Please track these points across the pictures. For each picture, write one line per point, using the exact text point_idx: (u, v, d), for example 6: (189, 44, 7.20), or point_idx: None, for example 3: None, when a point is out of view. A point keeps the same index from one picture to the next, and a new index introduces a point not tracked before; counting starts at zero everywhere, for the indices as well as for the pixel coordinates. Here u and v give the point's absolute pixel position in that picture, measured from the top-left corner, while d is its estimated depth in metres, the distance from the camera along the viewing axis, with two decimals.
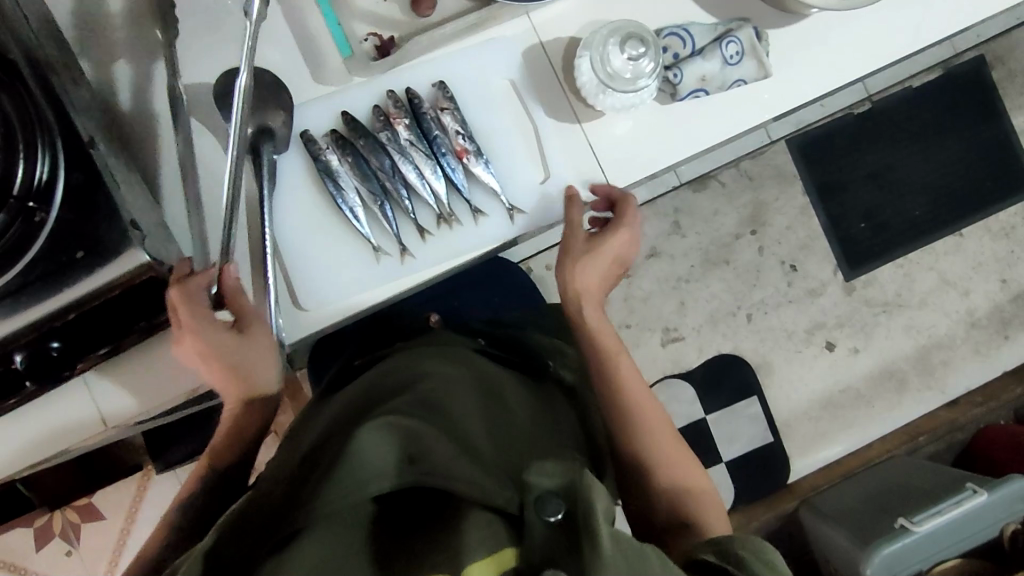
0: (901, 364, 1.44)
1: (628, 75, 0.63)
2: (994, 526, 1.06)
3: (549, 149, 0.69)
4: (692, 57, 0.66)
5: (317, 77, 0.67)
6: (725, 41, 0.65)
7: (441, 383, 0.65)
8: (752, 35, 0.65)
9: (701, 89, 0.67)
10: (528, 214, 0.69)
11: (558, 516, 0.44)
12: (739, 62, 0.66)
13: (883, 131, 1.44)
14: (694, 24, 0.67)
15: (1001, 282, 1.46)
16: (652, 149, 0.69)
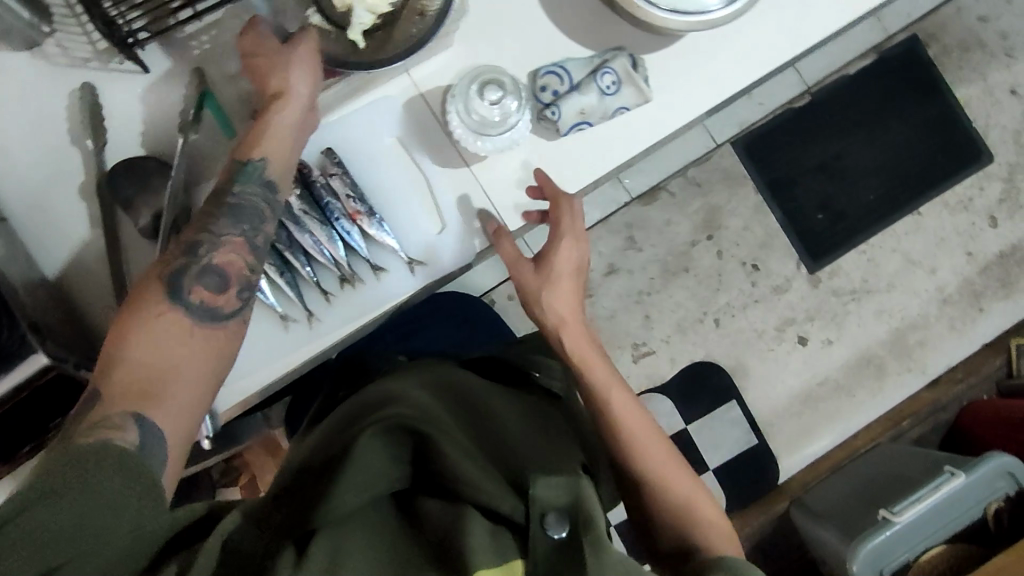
0: (878, 350, 1.42)
1: (497, 118, 0.68)
2: (977, 507, 1.04)
3: (441, 198, 0.72)
4: (569, 92, 0.69)
5: (210, 160, 0.71)
6: (600, 72, 0.69)
7: (429, 395, 0.65)
8: (627, 64, 0.69)
9: (583, 121, 0.70)
10: (429, 264, 0.73)
11: (562, 535, 0.46)
12: (617, 91, 0.69)
13: (826, 121, 1.44)
14: (570, 60, 0.71)
15: (968, 255, 1.45)
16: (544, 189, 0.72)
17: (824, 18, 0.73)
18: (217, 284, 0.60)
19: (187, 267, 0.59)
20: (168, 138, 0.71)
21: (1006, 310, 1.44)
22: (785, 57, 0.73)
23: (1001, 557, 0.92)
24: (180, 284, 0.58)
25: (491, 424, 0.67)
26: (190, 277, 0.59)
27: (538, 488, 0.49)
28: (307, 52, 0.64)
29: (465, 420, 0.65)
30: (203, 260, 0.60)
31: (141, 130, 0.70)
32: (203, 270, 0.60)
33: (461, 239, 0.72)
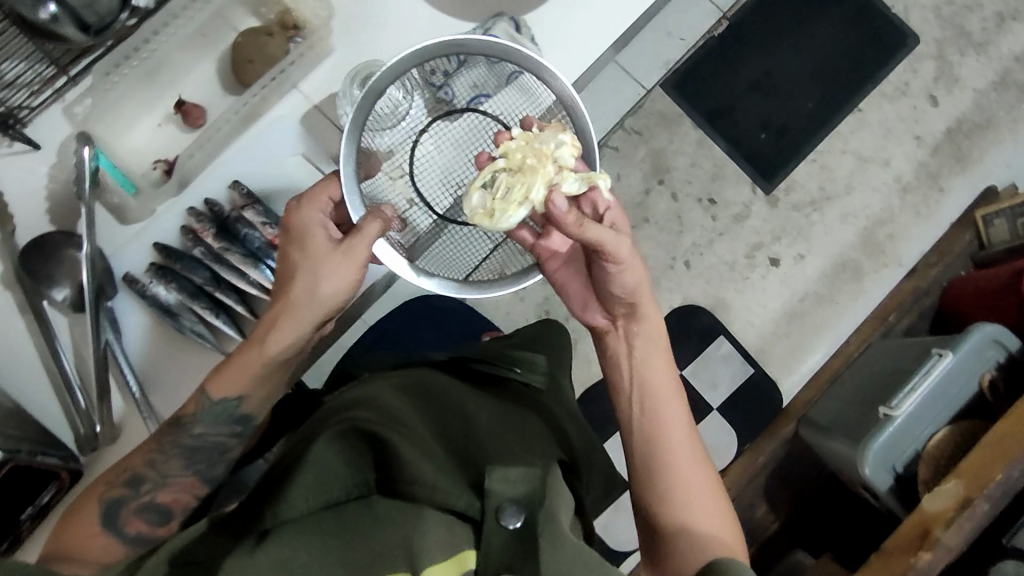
0: (851, 253, 1.43)
1: (388, 111, 0.74)
2: (970, 383, 1.04)
3: None
4: (460, 71, 0.73)
5: (124, 219, 0.75)
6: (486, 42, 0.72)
7: (391, 392, 0.65)
8: (508, 29, 0.71)
9: (478, 95, 0.75)
10: None
11: (517, 526, 0.47)
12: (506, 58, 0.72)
13: (748, 41, 1.43)
14: (454, 38, 0.74)
15: (917, 139, 1.45)
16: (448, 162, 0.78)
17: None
18: (157, 518, 0.66)
19: (129, 497, 0.65)
20: (74, 209, 0.74)
21: (964, 184, 1.45)
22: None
23: (997, 427, 0.86)
24: (118, 514, 0.64)
25: (462, 411, 0.67)
26: (129, 511, 0.64)
27: (493, 480, 0.49)
28: (345, 264, 0.66)
29: (433, 413, 0.65)
30: (149, 490, 0.66)
31: (46, 208, 0.73)
32: (144, 505, 0.65)
33: None
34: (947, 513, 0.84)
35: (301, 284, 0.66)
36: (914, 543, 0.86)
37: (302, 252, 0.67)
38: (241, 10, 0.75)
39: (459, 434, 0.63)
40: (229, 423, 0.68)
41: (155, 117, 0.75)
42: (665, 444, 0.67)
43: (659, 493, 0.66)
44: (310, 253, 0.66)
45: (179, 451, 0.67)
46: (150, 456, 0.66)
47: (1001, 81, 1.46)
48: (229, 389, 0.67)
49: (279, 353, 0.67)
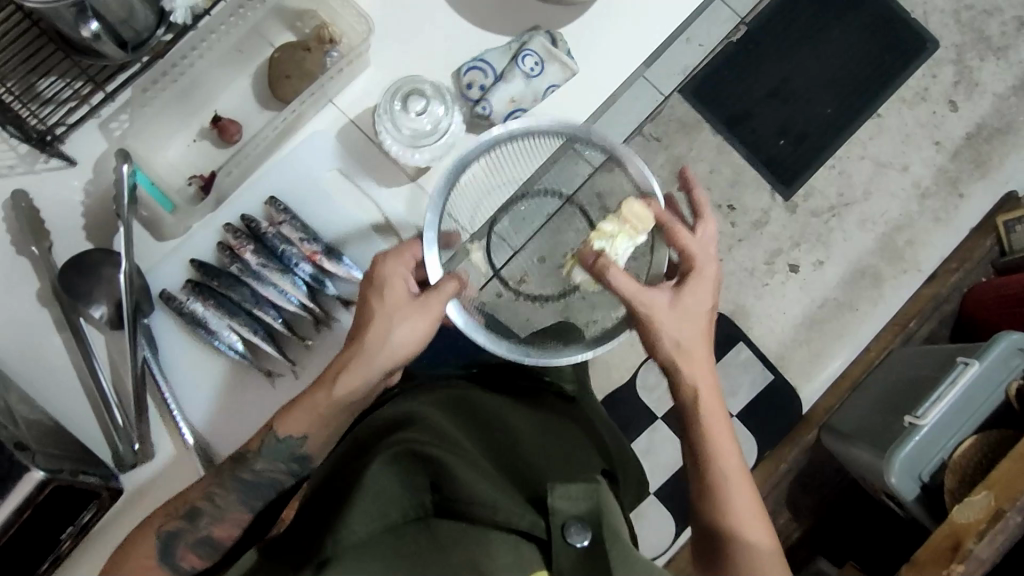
0: (871, 260, 1.43)
1: (428, 127, 0.73)
2: (997, 391, 1.04)
3: (390, 213, 0.78)
4: (496, 83, 0.74)
5: (160, 236, 0.77)
6: (522, 56, 0.73)
7: (435, 410, 0.65)
8: (544, 44, 0.73)
9: (515, 108, 0.75)
10: None
11: (584, 543, 0.48)
12: (542, 70, 0.74)
13: (766, 47, 1.43)
14: (488, 51, 0.75)
15: (936, 144, 1.45)
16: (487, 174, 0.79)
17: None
18: (209, 550, 0.70)
19: (186, 530, 0.69)
20: (111, 225, 0.75)
21: (983, 190, 1.44)
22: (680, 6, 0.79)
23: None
24: (175, 547, 0.69)
25: (503, 428, 0.68)
26: (186, 544, 0.69)
27: (555, 498, 0.50)
28: (421, 319, 0.68)
29: (477, 430, 0.66)
30: (205, 523, 0.70)
31: (84, 225, 0.75)
32: (199, 538, 0.70)
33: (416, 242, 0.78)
34: (979, 524, 0.85)
35: (377, 332, 0.68)
36: (946, 554, 0.86)
37: (380, 303, 0.68)
38: (277, 25, 0.76)
39: (506, 451, 0.64)
40: (287, 461, 0.71)
41: (189, 134, 0.77)
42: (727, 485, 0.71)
43: (718, 510, 0.71)
44: (389, 305, 0.68)
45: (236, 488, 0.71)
46: (207, 493, 0.70)
47: (1020, 86, 1.46)
48: (295, 428, 0.69)
49: (347, 397, 0.69)
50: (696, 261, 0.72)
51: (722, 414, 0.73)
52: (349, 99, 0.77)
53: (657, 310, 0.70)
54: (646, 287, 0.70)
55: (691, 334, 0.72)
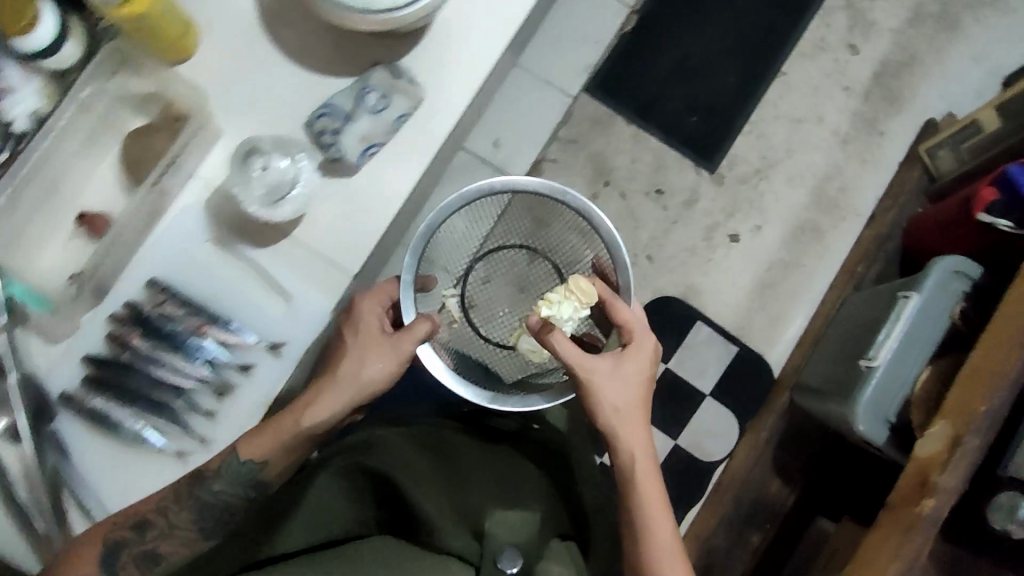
0: (807, 214, 1.44)
1: (287, 179, 0.83)
2: (943, 316, 1.03)
3: (272, 275, 0.88)
4: (345, 125, 0.82)
5: (50, 338, 0.85)
6: (364, 95, 0.83)
7: (393, 445, 0.94)
8: (381, 81, 0.83)
9: (368, 144, 0.83)
10: (288, 344, 0.88)
11: None
12: (385, 103, 0.83)
13: (660, 30, 1.45)
14: (336, 96, 0.84)
15: (845, 90, 1.47)
16: (360, 206, 0.86)
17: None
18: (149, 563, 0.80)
19: (130, 541, 0.78)
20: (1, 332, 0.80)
21: (903, 125, 1.46)
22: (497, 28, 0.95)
23: (973, 362, 0.86)
24: (117, 557, 0.78)
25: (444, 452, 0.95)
26: (129, 554, 0.78)
27: None
28: (389, 354, 0.81)
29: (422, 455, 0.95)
30: (153, 537, 0.80)
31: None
32: (146, 550, 0.79)
33: (303, 303, 0.88)
34: (941, 455, 0.82)
35: (351, 363, 0.81)
36: (915, 492, 0.82)
37: (356, 337, 0.82)
38: (125, 112, 0.87)
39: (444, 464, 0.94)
40: (247, 484, 0.81)
41: (65, 233, 0.86)
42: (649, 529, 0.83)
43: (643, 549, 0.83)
44: (363, 339, 0.81)
45: (192, 501, 0.81)
46: (162, 506, 0.80)
47: (915, 17, 1.48)
48: (260, 452, 0.80)
49: (316, 426, 0.80)
50: (632, 333, 0.88)
51: (652, 470, 0.85)
52: (206, 162, 0.87)
53: (598, 372, 0.85)
54: (590, 355, 0.85)
55: (627, 395, 0.86)
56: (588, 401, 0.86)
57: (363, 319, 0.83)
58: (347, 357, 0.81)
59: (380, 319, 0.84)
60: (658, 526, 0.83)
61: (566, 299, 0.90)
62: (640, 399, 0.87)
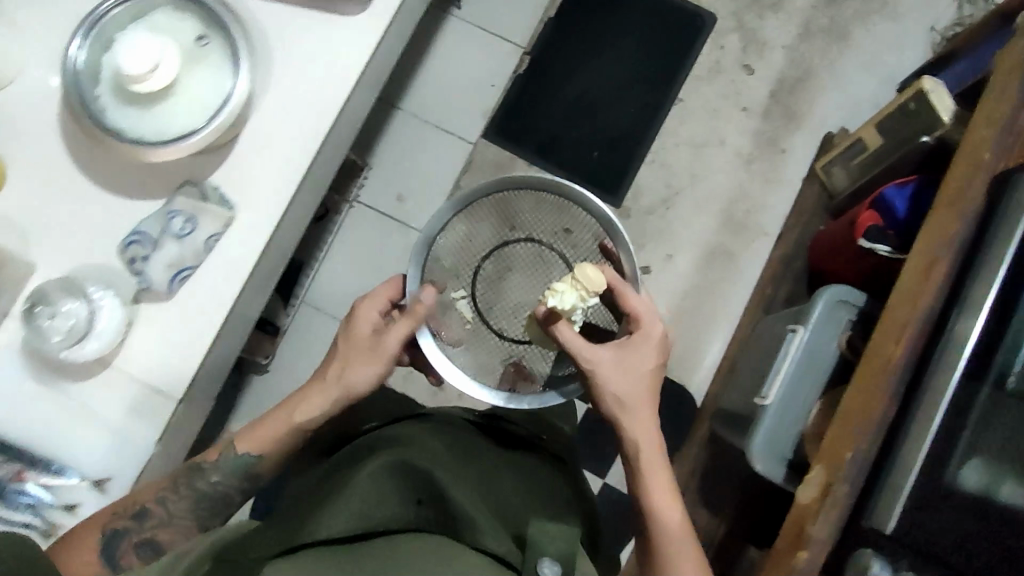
0: (717, 239, 1.44)
1: (83, 318, 0.83)
2: (832, 348, 1.03)
3: (98, 409, 0.85)
4: (151, 253, 0.85)
5: None
6: (169, 218, 0.86)
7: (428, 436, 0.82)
8: (185, 206, 0.86)
9: (177, 268, 0.85)
10: (116, 480, 0.84)
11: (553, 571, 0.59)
12: (189, 227, 0.85)
13: (553, 68, 1.46)
14: (143, 221, 0.87)
15: (743, 110, 1.48)
16: (181, 338, 0.86)
17: (294, 74, 0.89)
18: (147, 553, 0.80)
19: (131, 529, 0.80)
20: None
21: (803, 140, 1.47)
22: (285, 127, 0.88)
23: (856, 376, 0.87)
24: (117, 546, 0.79)
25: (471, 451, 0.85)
26: (129, 541, 0.80)
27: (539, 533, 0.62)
28: (382, 350, 0.84)
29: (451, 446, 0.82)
30: (151, 524, 0.81)
31: None
32: (143, 539, 0.81)
33: (131, 436, 0.84)
34: (815, 502, 0.82)
35: (352, 355, 0.85)
36: (793, 540, 0.82)
37: (350, 331, 0.86)
38: None
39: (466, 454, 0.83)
40: (239, 476, 0.84)
41: None
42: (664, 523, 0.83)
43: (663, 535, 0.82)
44: (359, 334, 0.85)
45: (185, 494, 0.83)
46: (160, 493, 0.82)
47: (805, 32, 1.50)
48: (255, 446, 0.84)
49: (309, 422, 0.84)
50: (640, 322, 0.87)
51: (660, 460, 0.85)
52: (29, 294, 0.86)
53: (599, 364, 0.84)
54: (594, 344, 0.84)
55: (636, 385, 0.85)
56: (593, 391, 0.86)
57: (364, 312, 0.86)
58: (349, 348, 0.85)
59: (379, 314, 0.86)
60: (669, 517, 0.83)
61: (570, 289, 0.84)
62: (646, 388, 0.86)
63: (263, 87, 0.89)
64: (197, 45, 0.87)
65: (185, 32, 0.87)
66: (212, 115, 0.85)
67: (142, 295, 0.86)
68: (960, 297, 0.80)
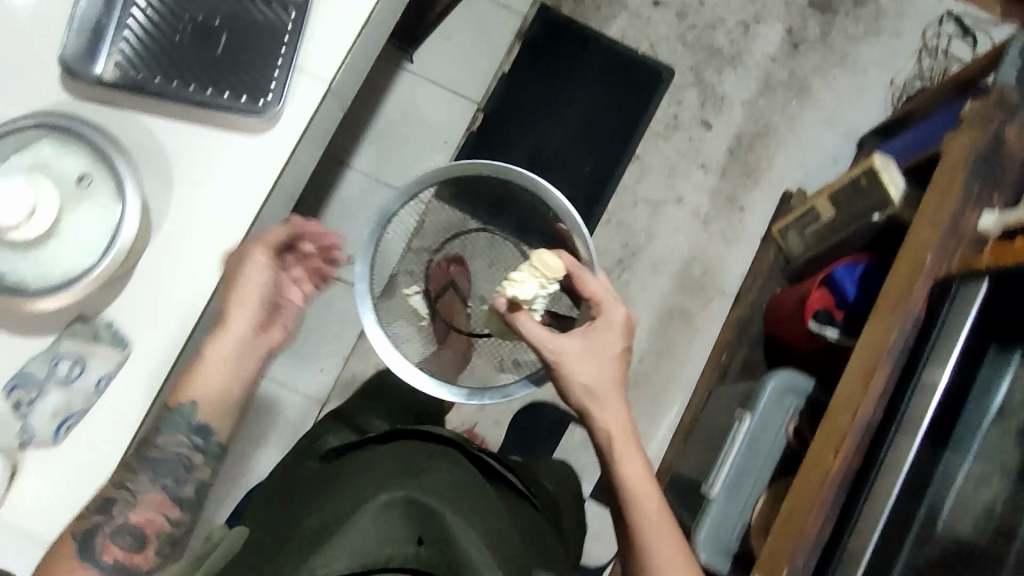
0: (674, 300, 1.41)
1: None
2: (778, 437, 1.01)
3: None
4: (37, 398, 0.70)
5: None
6: (55, 361, 0.71)
7: (429, 452, 0.82)
8: (75, 345, 0.71)
9: (64, 417, 0.71)
10: None
11: None
12: (80, 370, 0.71)
13: (508, 124, 1.42)
14: (28, 363, 0.72)
15: (702, 167, 1.46)
16: (68, 493, 0.72)
17: (198, 208, 0.74)
18: (132, 543, 0.70)
19: (102, 524, 0.69)
20: None
21: (761, 198, 1.46)
22: (191, 263, 0.74)
23: (804, 463, 0.85)
24: (93, 545, 0.68)
25: (471, 469, 0.83)
26: (104, 537, 0.69)
27: None
28: (262, 255, 0.74)
29: (458, 466, 0.81)
30: (120, 513, 0.70)
31: None
32: (117, 529, 0.69)
33: None
34: None
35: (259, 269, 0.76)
36: None
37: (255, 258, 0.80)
38: None
39: (476, 478, 0.81)
40: (190, 434, 0.74)
41: None
42: (642, 513, 0.83)
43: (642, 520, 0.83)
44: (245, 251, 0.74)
45: (147, 468, 0.72)
46: (120, 479, 0.70)
47: (764, 87, 1.49)
48: (186, 393, 0.73)
49: (242, 335, 0.75)
50: (601, 305, 0.89)
51: (636, 452, 0.86)
52: None
53: (566, 353, 0.87)
54: (552, 335, 0.88)
55: (604, 373, 0.87)
56: (559, 378, 0.88)
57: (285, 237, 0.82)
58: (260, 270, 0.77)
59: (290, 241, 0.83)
60: (645, 507, 0.83)
61: (530, 277, 0.91)
62: (614, 377, 0.88)
63: (157, 221, 0.73)
64: (74, 181, 0.69)
65: (62, 165, 0.69)
66: (94, 261, 0.68)
67: (27, 447, 0.71)
68: (895, 417, 0.78)
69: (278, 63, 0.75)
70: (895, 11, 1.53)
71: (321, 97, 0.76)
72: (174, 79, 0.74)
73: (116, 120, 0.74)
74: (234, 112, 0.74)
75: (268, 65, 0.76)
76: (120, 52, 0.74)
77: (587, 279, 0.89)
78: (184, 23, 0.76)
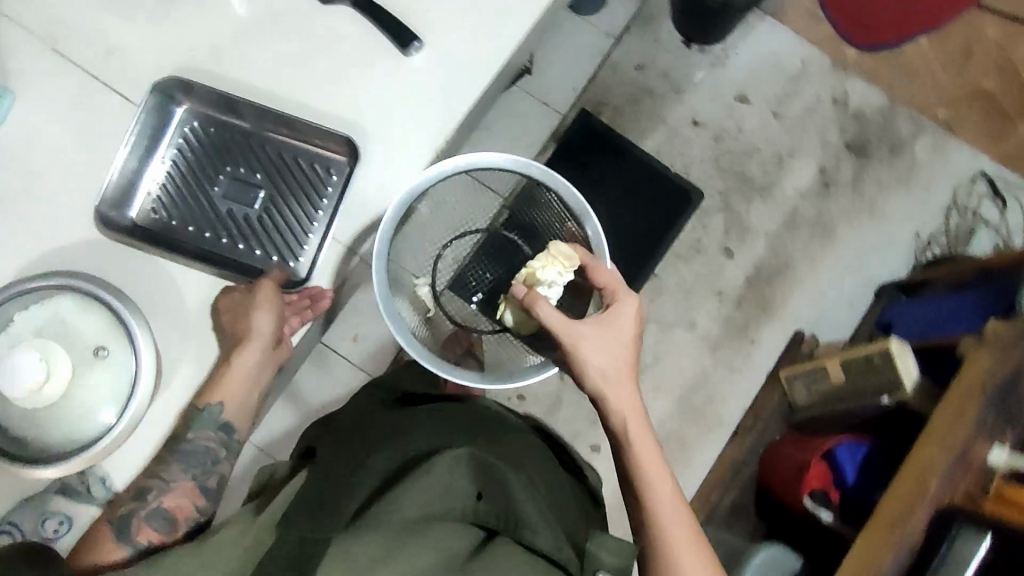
0: (671, 425, 1.40)
1: None
2: None
3: None
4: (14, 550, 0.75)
5: None
6: (47, 520, 0.75)
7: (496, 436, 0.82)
8: (65, 513, 0.76)
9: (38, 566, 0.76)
10: None
11: None
12: (65, 531, 0.76)
13: None
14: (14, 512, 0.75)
15: (718, 294, 1.45)
16: None
17: (224, 299, 0.79)
18: (164, 525, 0.74)
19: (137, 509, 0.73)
20: None
21: (773, 333, 1.45)
22: (184, 396, 0.79)
23: None
24: (130, 525, 0.72)
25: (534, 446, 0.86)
26: (140, 519, 0.73)
27: (603, 554, 0.68)
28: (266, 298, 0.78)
29: (520, 449, 0.82)
30: (156, 497, 0.74)
31: None
32: (152, 512, 0.74)
33: None
34: None
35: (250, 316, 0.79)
36: None
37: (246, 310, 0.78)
38: None
39: (530, 459, 0.81)
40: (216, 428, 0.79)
41: None
42: (656, 492, 0.78)
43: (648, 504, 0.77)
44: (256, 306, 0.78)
45: (178, 456, 0.77)
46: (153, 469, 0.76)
47: (791, 222, 1.49)
48: (212, 396, 0.77)
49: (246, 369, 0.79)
50: (616, 294, 0.83)
51: (649, 436, 0.80)
52: None
53: (582, 340, 0.78)
54: (571, 321, 0.79)
55: (617, 357, 0.80)
56: (573, 366, 0.81)
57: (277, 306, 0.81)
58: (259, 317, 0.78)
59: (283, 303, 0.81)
60: (660, 486, 0.78)
61: (548, 263, 0.88)
62: (628, 362, 0.81)
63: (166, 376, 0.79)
64: (92, 353, 0.74)
65: (85, 331, 0.75)
66: (116, 415, 0.74)
67: None
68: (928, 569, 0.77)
69: (318, 206, 0.84)
70: (929, 165, 1.54)
71: (337, 250, 0.84)
72: (207, 229, 0.83)
73: (145, 273, 0.79)
74: (257, 276, 0.82)
75: (302, 206, 0.84)
76: (168, 206, 0.83)
77: (599, 268, 0.84)
78: (228, 184, 0.84)
